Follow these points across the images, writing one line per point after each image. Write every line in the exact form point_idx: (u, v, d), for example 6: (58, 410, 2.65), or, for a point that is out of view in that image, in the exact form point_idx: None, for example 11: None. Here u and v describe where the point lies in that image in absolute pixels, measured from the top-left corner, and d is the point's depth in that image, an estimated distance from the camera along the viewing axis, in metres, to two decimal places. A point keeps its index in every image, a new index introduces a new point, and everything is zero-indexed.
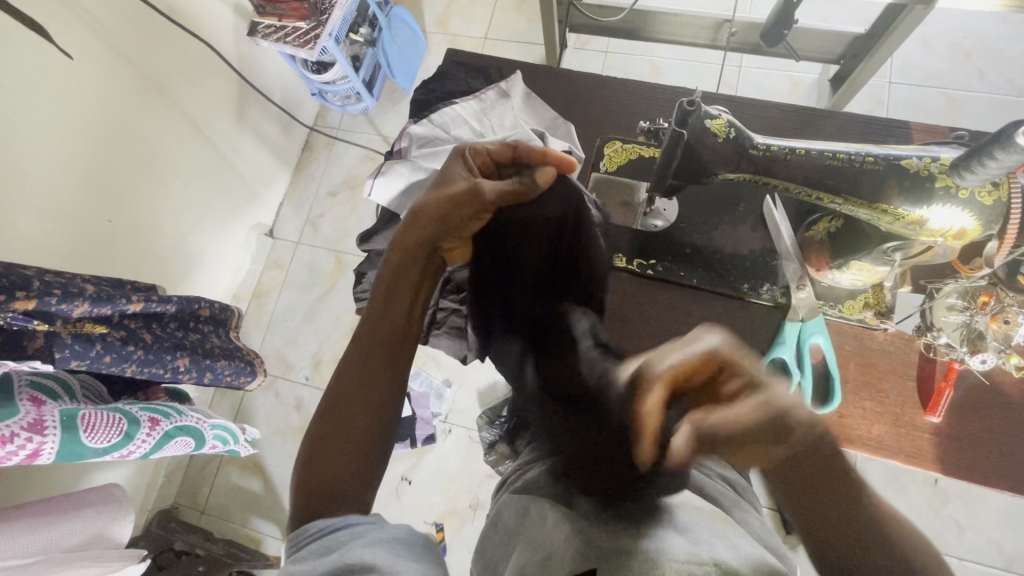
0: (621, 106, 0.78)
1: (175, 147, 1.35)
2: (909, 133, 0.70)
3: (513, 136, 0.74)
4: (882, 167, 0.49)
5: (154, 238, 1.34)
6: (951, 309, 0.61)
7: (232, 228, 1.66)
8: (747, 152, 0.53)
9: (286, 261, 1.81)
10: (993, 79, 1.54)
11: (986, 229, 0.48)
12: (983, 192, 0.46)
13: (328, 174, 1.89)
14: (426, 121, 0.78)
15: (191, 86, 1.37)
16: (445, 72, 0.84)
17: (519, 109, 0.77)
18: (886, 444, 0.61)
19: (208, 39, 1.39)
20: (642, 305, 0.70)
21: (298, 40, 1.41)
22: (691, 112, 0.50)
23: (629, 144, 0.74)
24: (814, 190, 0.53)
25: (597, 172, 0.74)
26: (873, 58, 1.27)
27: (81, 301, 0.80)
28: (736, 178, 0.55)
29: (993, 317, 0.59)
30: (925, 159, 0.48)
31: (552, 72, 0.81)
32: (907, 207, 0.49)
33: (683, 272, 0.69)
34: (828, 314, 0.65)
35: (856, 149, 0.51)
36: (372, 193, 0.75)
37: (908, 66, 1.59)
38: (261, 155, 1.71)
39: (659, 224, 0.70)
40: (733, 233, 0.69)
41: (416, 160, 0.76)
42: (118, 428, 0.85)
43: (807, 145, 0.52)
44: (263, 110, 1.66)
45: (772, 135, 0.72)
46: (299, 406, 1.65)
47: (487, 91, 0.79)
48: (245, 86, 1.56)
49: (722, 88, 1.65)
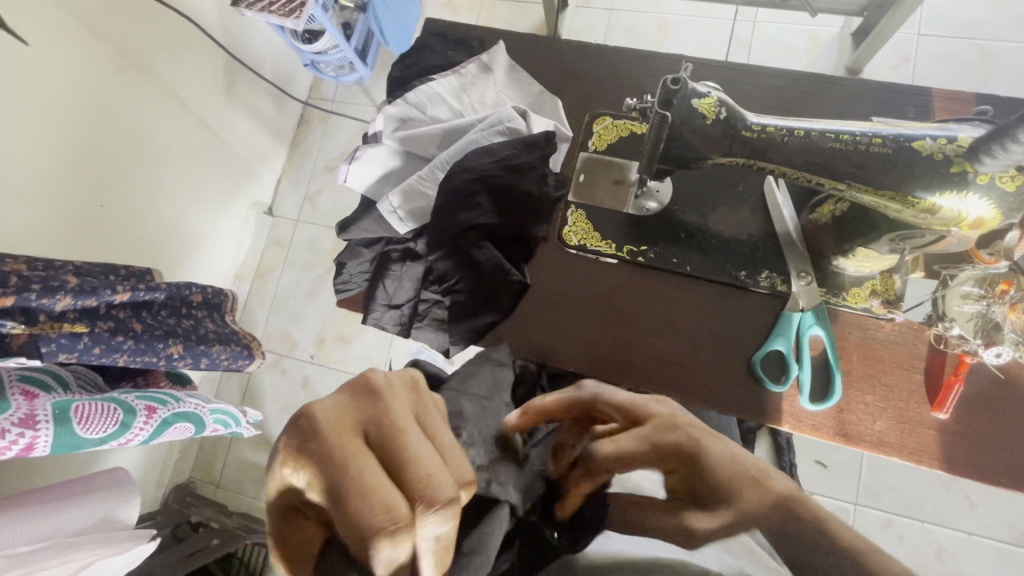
0: (613, 77, 0.72)
1: (164, 126, 1.32)
2: (930, 100, 0.63)
3: (494, 115, 0.70)
4: (890, 149, 0.45)
5: (149, 221, 1.32)
6: (965, 298, 0.57)
7: (230, 207, 1.63)
8: (739, 133, 0.49)
9: (287, 239, 1.79)
10: None
11: (1006, 217, 0.43)
12: (1005, 177, 0.41)
13: (325, 147, 1.84)
14: (402, 99, 0.73)
15: (176, 61, 1.32)
16: (423, 45, 0.79)
17: (502, 84, 0.73)
18: (888, 441, 0.57)
19: (189, 12, 1.32)
20: (632, 296, 0.65)
21: (283, 10, 1.34)
22: (676, 91, 0.48)
23: (620, 120, 0.69)
24: (815, 176, 0.48)
25: (585, 151, 0.69)
26: (901, 8, 1.17)
27: (63, 294, 0.80)
28: (728, 163, 0.51)
29: (1012, 307, 0.54)
30: (940, 140, 0.43)
31: (537, 41, 0.75)
32: (919, 194, 0.44)
33: (677, 259, 0.65)
34: (832, 303, 0.61)
35: (862, 130, 0.46)
36: (347, 179, 0.72)
37: (938, 15, 1.46)
38: (256, 132, 1.67)
39: (653, 206, 0.66)
40: (732, 215, 0.65)
41: (394, 142, 0.72)
42: (113, 418, 0.84)
43: (806, 124, 0.48)
44: (254, 85, 1.61)
45: (776, 104, 0.66)
46: (305, 383, 1.66)
47: (467, 64, 0.74)
48: (234, 60, 1.51)
49: (733, 47, 1.53)
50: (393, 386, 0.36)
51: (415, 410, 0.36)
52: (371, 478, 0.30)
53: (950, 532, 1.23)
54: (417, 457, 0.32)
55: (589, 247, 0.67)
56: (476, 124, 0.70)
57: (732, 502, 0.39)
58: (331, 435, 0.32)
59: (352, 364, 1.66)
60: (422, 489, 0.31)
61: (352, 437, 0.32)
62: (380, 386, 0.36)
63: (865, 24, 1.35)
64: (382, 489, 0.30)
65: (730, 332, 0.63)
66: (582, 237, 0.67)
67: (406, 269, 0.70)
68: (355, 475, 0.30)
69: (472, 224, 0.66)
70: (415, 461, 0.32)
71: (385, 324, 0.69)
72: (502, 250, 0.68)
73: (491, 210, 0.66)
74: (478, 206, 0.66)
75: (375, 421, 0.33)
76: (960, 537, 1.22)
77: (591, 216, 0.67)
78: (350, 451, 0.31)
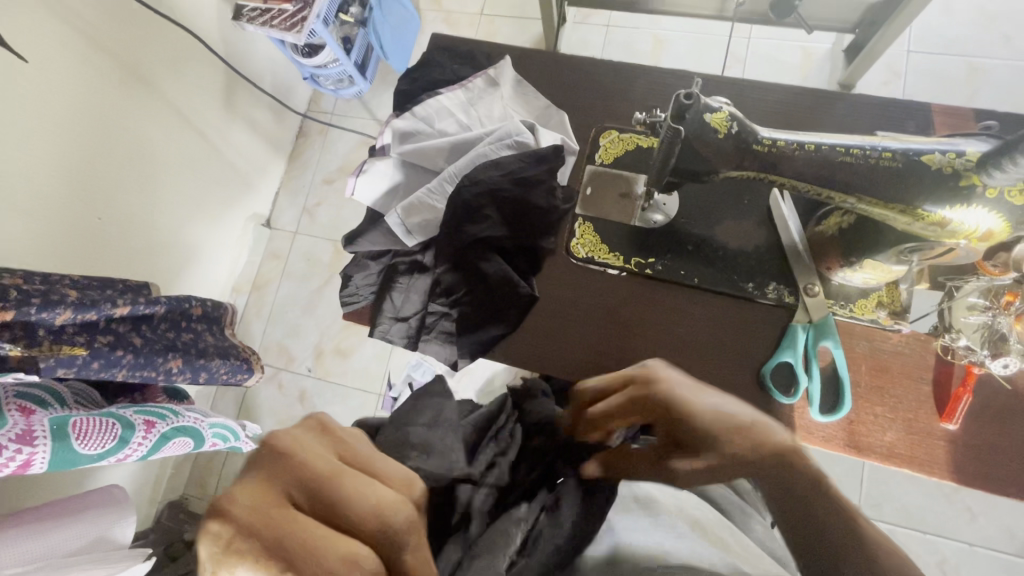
0: (618, 92, 0.73)
1: (164, 139, 1.32)
2: (931, 116, 0.65)
3: (501, 129, 0.71)
4: (900, 163, 0.46)
5: (146, 233, 1.31)
6: (971, 309, 0.58)
7: (228, 219, 1.62)
8: (750, 148, 0.49)
9: (284, 252, 1.78)
10: (1018, 45, 1.45)
11: (1015, 230, 0.44)
12: (1014, 191, 0.42)
13: (323, 160, 1.84)
14: (410, 113, 0.74)
15: (177, 75, 1.32)
16: (429, 60, 0.80)
17: (509, 99, 0.74)
18: (899, 452, 0.57)
19: (190, 26, 1.33)
20: (641, 308, 0.66)
21: (285, 24, 1.34)
22: (688, 106, 0.48)
23: (626, 134, 0.70)
24: (825, 189, 0.49)
25: (591, 164, 0.70)
26: (892, 27, 1.20)
27: (63, 308, 0.80)
28: (740, 175, 0.52)
29: (1017, 317, 0.55)
30: (949, 154, 0.44)
31: (542, 56, 0.76)
32: (929, 207, 0.45)
33: (685, 271, 0.65)
34: (838, 314, 0.61)
35: (871, 144, 0.47)
36: (354, 192, 0.72)
37: (927, 33, 1.50)
38: (255, 145, 1.67)
39: (659, 218, 0.66)
40: (738, 228, 0.65)
41: (402, 155, 0.72)
42: (112, 433, 0.83)
43: (816, 138, 0.49)
44: (254, 99, 1.61)
45: (778, 119, 0.67)
46: (303, 397, 1.64)
47: (474, 79, 0.75)
48: (234, 73, 1.51)
49: (730, 63, 1.56)
50: (299, 443, 0.38)
51: (329, 454, 0.38)
52: (340, 537, 0.31)
53: (953, 543, 1.22)
54: (352, 496, 0.34)
55: (596, 259, 0.67)
56: (483, 137, 0.71)
57: (718, 447, 0.47)
58: (259, 510, 0.31)
59: (350, 377, 1.64)
60: (372, 521, 0.33)
61: (285, 510, 0.32)
62: (286, 449, 0.36)
63: (857, 41, 1.38)
64: (336, 541, 0.31)
65: (735, 344, 0.63)
66: (590, 249, 0.67)
67: (413, 281, 0.70)
68: (308, 534, 0.31)
69: (480, 237, 0.67)
70: (356, 497, 0.34)
71: (393, 336, 0.69)
72: (511, 262, 0.68)
73: (499, 222, 0.67)
74: (486, 218, 0.67)
75: (296, 483, 0.34)
76: (963, 549, 1.22)
77: (599, 225, 0.68)
78: (298, 522, 0.31)
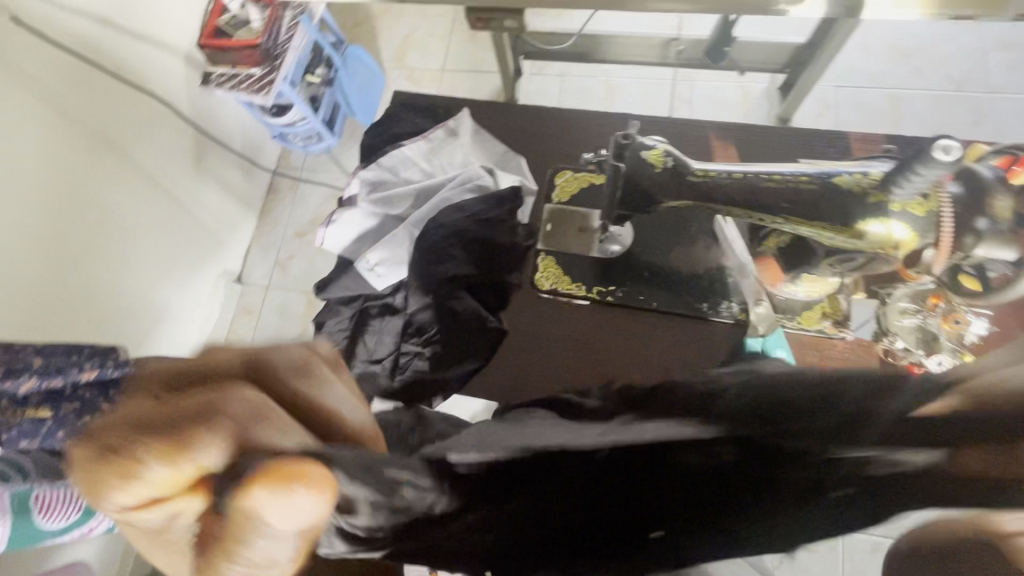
0: (570, 136, 0.79)
1: (131, 201, 1.32)
2: (849, 143, 0.72)
3: (463, 175, 0.76)
4: (817, 185, 0.51)
5: (113, 295, 1.30)
6: (904, 313, 0.63)
7: (198, 276, 1.62)
8: (686, 179, 0.55)
9: (257, 307, 1.77)
10: (930, 75, 1.60)
11: (923, 238, 0.48)
12: (915, 204, 0.47)
13: (294, 213, 1.86)
14: (376, 163, 0.79)
15: (144, 138, 1.35)
16: (392, 116, 0.84)
17: (469, 146, 0.79)
18: None
19: (158, 92, 1.37)
20: (605, 333, 0.69)
21: (251, 87, 1.41)
22: (625, 146, 0.54)
23: (580, 173, 0.75)
24: (756, 213, 0.55)
25: (549, 203, 0.74)
26: (816, 66, 1.32)
27: (26, 377, 0.79)
28: (680, 205, 0.56)
29: (945, 318, 0.60)
30: (856, 175, 0.50)
31: (497, 107, 0.82)
32: (848, 222, 0.50)
33: (643, 296, 0.69)
34: (787, 327, 0.66)
35: (792, 170, 0.53)
36: (325, 242, 0.76)
37: (850, 69, 1.65)
38: (224, 203, 1.68)
39: (617, 248, 0.70)
40: (689, 253, 0.70)
41: (370, 202, 0.76)
42: (76, 505, 0.79)
43: (743, 168, 0.54)
44: (223, 158, 1.65)
45: (716, 153, 0.73)
46: None
47: (435, 130, 0.80)
48: (203, 135, 1.55)
49: (676, 104, 1.67)
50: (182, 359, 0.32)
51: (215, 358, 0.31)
52: (205, 393, 0.27)
53: None
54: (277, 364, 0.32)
55: (561, 290, 0.70)
56: (446, 183, 0.77)
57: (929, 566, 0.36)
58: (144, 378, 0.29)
59: None
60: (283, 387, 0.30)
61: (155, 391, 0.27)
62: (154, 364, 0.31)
63: (788, 79, 1.51)
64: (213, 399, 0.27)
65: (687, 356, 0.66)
66: (553, 280, 0.71)
67: (386, 324, 0.72)
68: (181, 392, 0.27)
69: (449, 275, 0.71)
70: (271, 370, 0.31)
71: None
72: (480, 298, 0.71)
73: (465, 260, 0.72)
74: (453, 257, 0.72)
75: (168, 378, 0.28)
76: None
77: (560, 256, 0.71)
78: (155, 402, 0.26)
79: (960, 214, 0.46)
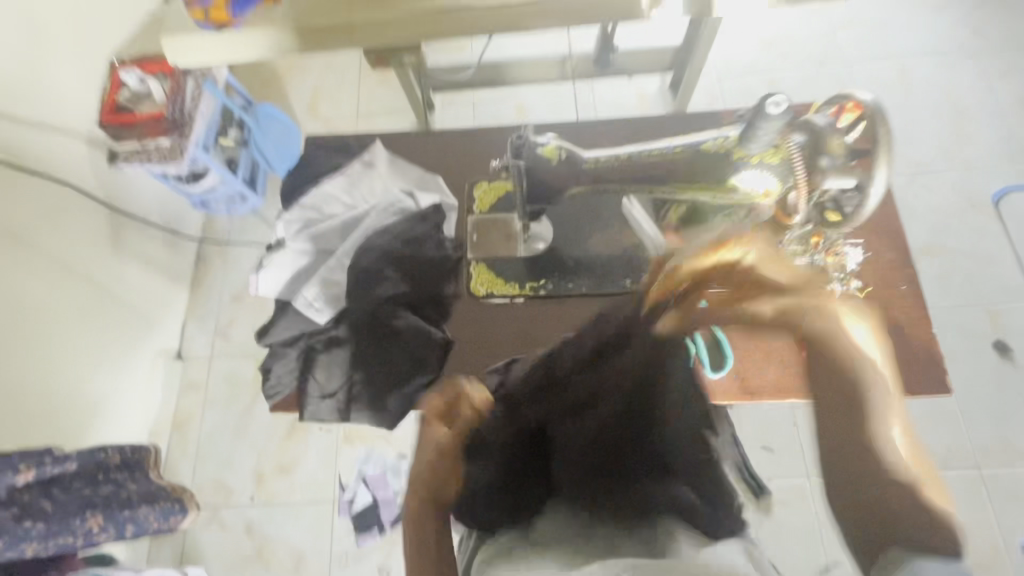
0: (472, 160, 0.92)
1: (52, 298, 1.28)
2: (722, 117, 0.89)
3: (384, 201, 0.87)
4: (690, 155, 0.64)
5: (61, 388, 1.31)
6: (798, 256, 0.75)
7: (134, 363, 1.53)
8: (582, 169, 0.68)
9: (202, 380, 1.66)
10: (798, 59, 1.79)
11: (784, 185, 0.62)
12: (770, 155, 0.60)
13: (228, 279, 1.74)
14: (298, 207, 0.89)
15: (52, 228, 1.29)
16: (308, 158, 0.95)
17: (386, 175, 0.90)
18: (775, 384, 0.78)
19: (66, 178, 1.34)
20: (542, 325, 0.81)
21: (163, 155, 1.40)
22: (521, 146, 0.68)
23: (493, 184, 0.88)
24: (648, 185, 0.68)
25: (472, 215, 0.87)
26: (695, 60, 1.46)
27: None
28: (581, 191, 0.71)
29: (830, 253, 0.75)
30: (718, 140, 0.62)
31: (411, 140, 0.94)
32: (718, 182, 0.64)
33: (572, 284, 0.82)
34: None
35: (668, 144, 0.65)
36: (259, 288, 0.85)
37: (728, 62, 1.81)
38: (150, 279, 1.59)
39: (540, 245, 0.83)
40: (607, 238, 0.84)
41: (298, 244, 0.88)
42: None
43: (629, 151, 0.67)
44: (142, 234, 1.57)
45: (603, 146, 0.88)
46: (250, 528, 1.52)
47: (352, 166, 0.91)
48: (118, 215, 1.49)
49: (583, 114, 1.71)
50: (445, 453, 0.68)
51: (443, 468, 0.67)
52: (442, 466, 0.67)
53: None
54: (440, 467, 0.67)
55: (496, 292, 0.83)
56: (372, 212, 0.89)
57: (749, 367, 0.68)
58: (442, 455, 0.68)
59: (299, 493, 1.55)
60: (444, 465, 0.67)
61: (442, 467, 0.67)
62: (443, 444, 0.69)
63: (676, 76, 1.61)
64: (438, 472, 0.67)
65: None
66: (488, 286, 0.83)
67: (332, 357, 0.82)
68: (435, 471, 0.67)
69: (387, 296, 0.83)
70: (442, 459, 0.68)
71: (323, 413, 0.80)
72: (420, 313, 0.83)
73: (400, 280, 0.84)
74: (388, 278, 0.84)
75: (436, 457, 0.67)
76: None
77: (486, 251, 0.84)
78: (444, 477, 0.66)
79: (804, 158, 0.60)
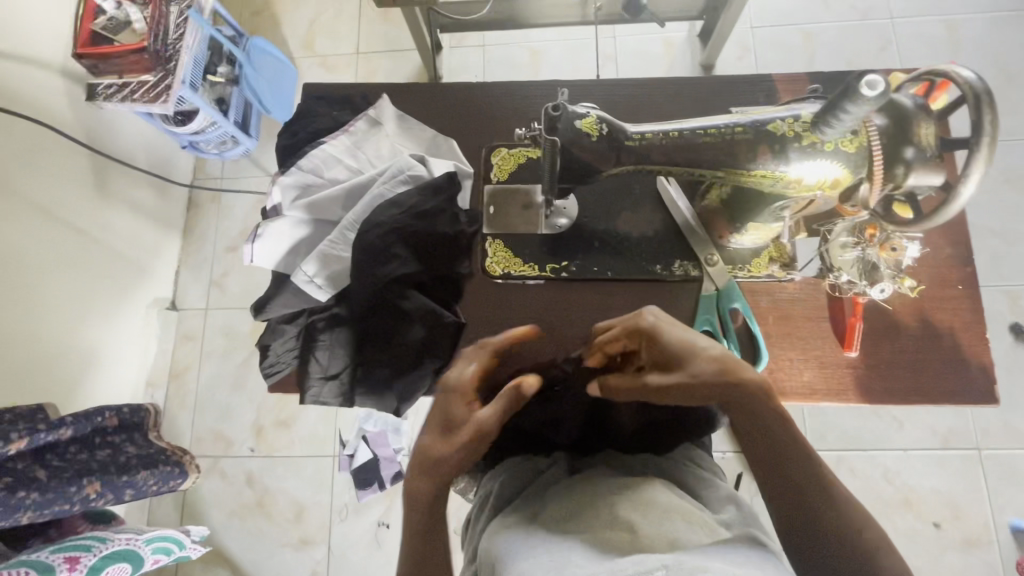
0: (489, 122, 0.86)
1: (33, 247, 1.20)
2: (774, 86, 0.81)
3: (394, 165, 0.81)
4: (752, 133, 0.59)
5: (49, 340, 1.25)
6: (845, 248, 0.73)
7: (126, 313, 1.48)
8: (624, 143, 0.63)
9: (199, 332, 1.62)
10: (840, 9, 1.64)
11: (855, 174, 0.58)
12: (846, 142, 0.57)
13: (222, 228, 1.66)
14: (296, 168, 0.81)
15: (29, 169, 1.19)
16: (308, 110, 0.87)
17: (395, 135, 0.84)
18: (813, 382, 0.74)
19: (41, 114, 1.22)
20: (563, 311, 0.79)
21: (147, 95, 1.26)
22: (558, 117, 0.61)
23: (513, 150, 0.83)
24: (696, 168, 0.63)
25: (490, 184, 0.82)
26: (732, 8, 1.32)
27: None
28: (619, 169, 0.65)
29: (882, 246, 0.71)
30: (789, 121, 0.58)
31: (420, 97, 0.87)
32: (777, 168, 0.59)
33: (598, 267, 0.78)
34: (740, 276, 0.76)
35: (729, 122, 0.61)
36: (254, 258, 0.78)
37: (763, 9, 1.65)
38: (139, 226, 1.51)
39: (564, 221, 0.79)
40: (633, 216, 0.79)
41: (296, 212, 0.80)
42: None
43: (677, 126, 0.62)
44: (128, 177, 1.47)
45: (630, 112, 0.82)
46: (251, 479, 1.53)
47: (357, 123, 0.84)
48: (101, 156, 1.39)
49: (603, 63, 1.57)
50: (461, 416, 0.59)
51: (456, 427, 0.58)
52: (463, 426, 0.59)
53: (890, 452, 1.42)
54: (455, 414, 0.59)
55: (513, 272, 0.79)
56: (376, 177, 0.80)
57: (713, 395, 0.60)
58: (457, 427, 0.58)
59: (298, 447, 1.55)
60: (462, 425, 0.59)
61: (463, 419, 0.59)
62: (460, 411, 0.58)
63: (708, 25, 1.47)
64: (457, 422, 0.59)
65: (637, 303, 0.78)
66: (505, 265, 0.79)
67: (334, 337, 0.78)
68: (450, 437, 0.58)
69: (395, 276, 0.76)
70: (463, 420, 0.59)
71: (325, 395, 0.77)
72: (431, 295, 0.78)
73: (409, 257, 0.77)
74: (397, 256, 0.76)
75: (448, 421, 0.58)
76: (898, 454, 1.42)
77: (511, 225, 0.80)
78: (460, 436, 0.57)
79: (884, 146, 0.56)
